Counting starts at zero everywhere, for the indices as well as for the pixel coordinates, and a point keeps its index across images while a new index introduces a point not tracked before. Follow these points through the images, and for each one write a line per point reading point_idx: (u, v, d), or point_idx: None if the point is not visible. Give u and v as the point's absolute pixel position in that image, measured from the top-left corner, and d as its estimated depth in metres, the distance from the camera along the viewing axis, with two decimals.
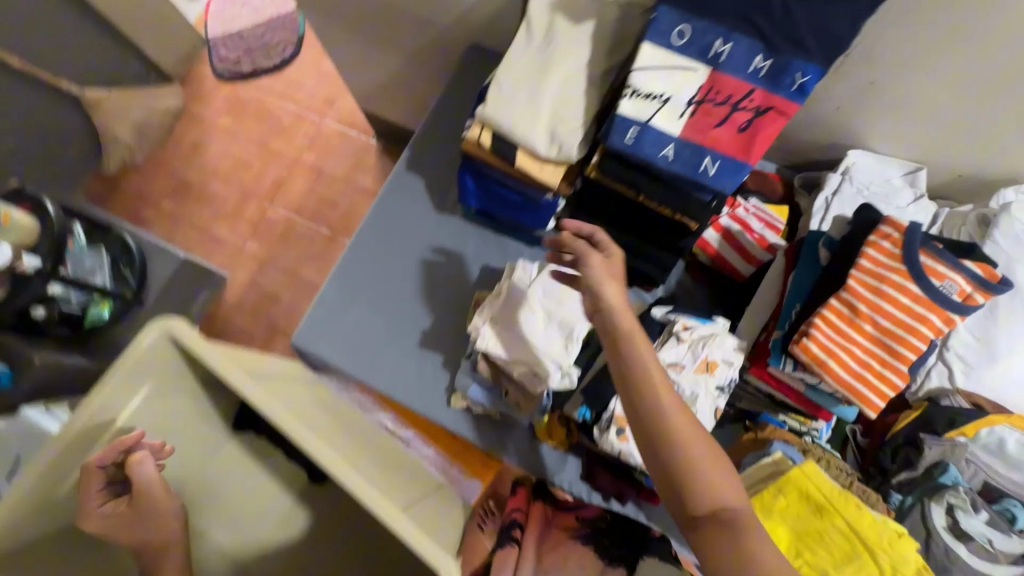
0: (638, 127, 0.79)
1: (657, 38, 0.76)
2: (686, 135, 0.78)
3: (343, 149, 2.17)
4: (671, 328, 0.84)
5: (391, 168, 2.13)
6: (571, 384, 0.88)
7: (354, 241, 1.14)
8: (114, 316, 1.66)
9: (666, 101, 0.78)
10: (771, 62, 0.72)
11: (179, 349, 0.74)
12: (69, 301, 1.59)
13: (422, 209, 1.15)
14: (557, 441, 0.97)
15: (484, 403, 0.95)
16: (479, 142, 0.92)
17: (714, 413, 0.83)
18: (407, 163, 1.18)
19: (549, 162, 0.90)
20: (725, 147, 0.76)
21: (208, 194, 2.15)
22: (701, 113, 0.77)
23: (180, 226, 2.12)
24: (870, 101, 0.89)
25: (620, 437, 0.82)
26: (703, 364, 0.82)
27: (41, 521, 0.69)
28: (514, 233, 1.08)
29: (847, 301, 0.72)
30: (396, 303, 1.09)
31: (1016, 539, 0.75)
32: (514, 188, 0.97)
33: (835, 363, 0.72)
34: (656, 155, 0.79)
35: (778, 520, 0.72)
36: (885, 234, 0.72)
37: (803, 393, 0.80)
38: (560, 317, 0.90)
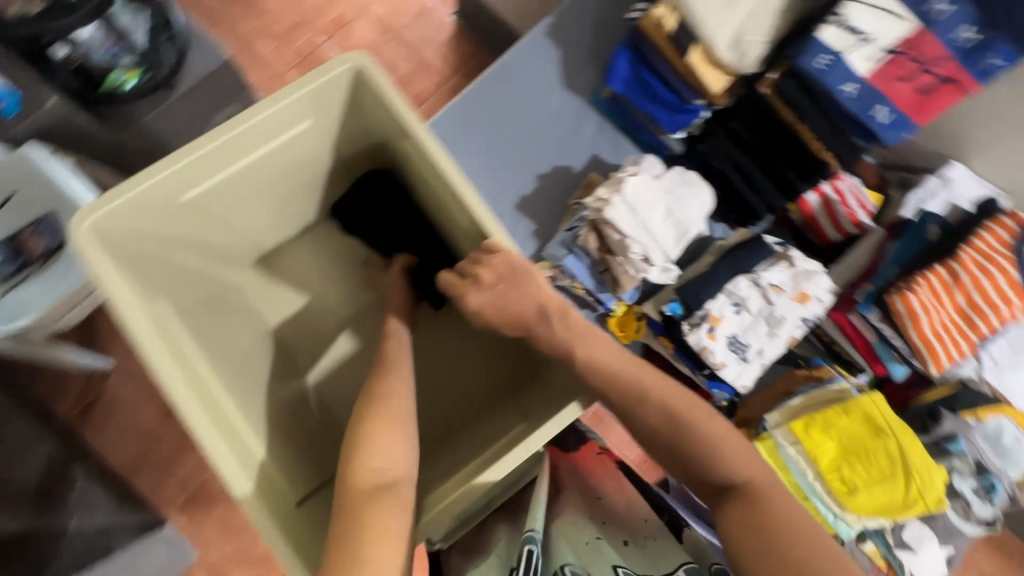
0: (831, 56, 0.82)
1: None
2: (870, 80, 0.82)
3: (417, 13, 2.03)
4: (783, 254, 0.90)
5: (460, 51, 2.02)
6: (669, 280, 0.92)
7: (475, 86, 1.09)
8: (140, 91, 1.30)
9: (867, 41, 0.81)
10: (979, 36, 0.77)
11: (354, 94, 0.70)
12: (94, 55, 1.26)
13: (550, 79, 1.11)
14: (624, 333, 1.00)
15: (575, 275, 0.97)
16: (661, 24, 0.92)
17: (790, 341, 0.90)
18: (548, 29, 1.12)
19: (720, 66, 0.91)
20: (901, 103, 0.83)
21: (258, 5, 1.96)
22: (892, 64, 0.82)
23: (218, 27, 1.92)
24: (1002, 119, 0.98)
25: (708, 333, 0.88)
26: (799, 294, 0.88)
27: (150, 217, 0.66)
28: (635, 133, 1.09)
29: (953, 270, 0.81)
30: (503, 160, 1.07)
31: (990, 506, 0.90)
32: (670, 84, 0.98)
33: (925, 320, 0.81)
34: (838, 88, 0.83)
35: (833, 434, 0.82)
36: (1002, 224, 0.83)
37: (871, 343, 0.90)
38: (679, 216, 0.93)
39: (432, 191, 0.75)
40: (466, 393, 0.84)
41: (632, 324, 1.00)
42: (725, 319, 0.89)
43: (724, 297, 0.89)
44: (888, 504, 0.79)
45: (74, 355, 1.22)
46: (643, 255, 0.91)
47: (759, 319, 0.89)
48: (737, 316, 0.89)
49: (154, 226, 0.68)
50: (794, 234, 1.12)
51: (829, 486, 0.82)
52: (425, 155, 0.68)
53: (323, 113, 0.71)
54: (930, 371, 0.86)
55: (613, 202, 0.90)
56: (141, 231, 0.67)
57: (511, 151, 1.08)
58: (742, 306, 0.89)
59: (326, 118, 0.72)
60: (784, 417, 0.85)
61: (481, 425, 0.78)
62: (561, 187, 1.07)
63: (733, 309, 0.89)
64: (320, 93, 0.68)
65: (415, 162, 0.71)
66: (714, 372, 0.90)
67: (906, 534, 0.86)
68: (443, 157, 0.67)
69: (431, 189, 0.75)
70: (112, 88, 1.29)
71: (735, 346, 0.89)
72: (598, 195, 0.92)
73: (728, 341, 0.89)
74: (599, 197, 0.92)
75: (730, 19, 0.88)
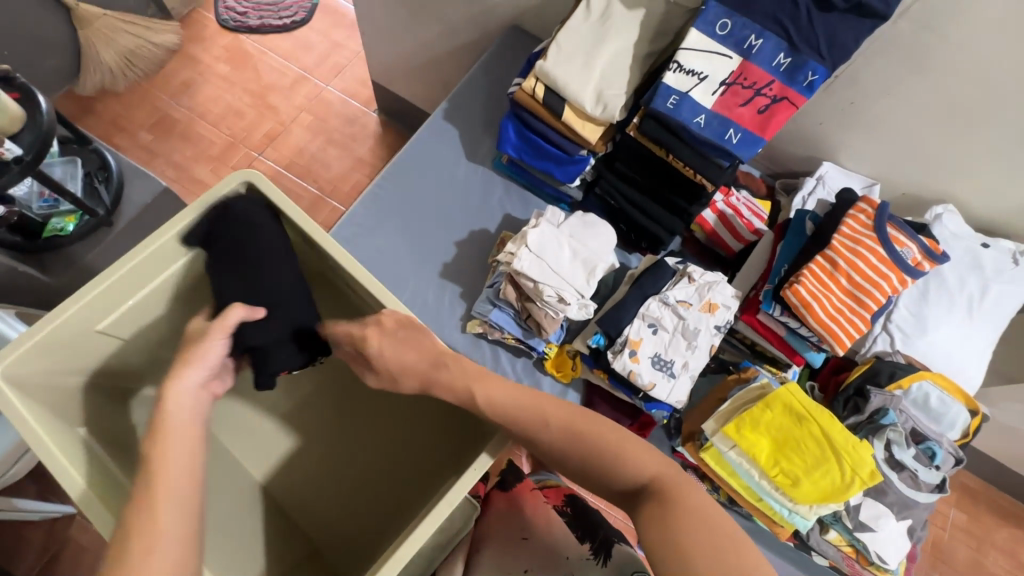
0: (677, 96, 0.94)
1: (704, 26, 0.93)
2: (716, 109, 0.94)
3: (344, 115, 2.20)
4: (683, 271, 0.98)
5: (390, 141, 2.18)
6: (587, 315, 0.98)
7: (385, 174, 1.19)
8: (79, 233, 1.45)
9: (703, 79, 0.94)
10: (791, 60, 0.90)
11: None
12: (31, 208, 1.41)
13: (454, 155, 1.22)
14: (562, 373, 1.04)
15: (503, 327, 1.02)
16: (533, 92, 1.04)
17: (710, 349, 0.95)
18: (444, 114, 1.25)
19: (591, 120, 1.03)
20: (746, 124, 0.94)
21: (193, 135, 2.10)
22: (730, 93, 0.94)
23: (157, 160, 2.04)
24: (848, 120, 1.11)
25: (632, 357, 0.93)
26: (706, 304, 0.95)
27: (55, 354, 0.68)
28: (539, 188, 1.19)
29: (830, 257, 0.89)
30: (421, 236, 1.15)
31: (934, 471, 0.93)
32: (554, 141, 1.08)
33: (817, 307, 0.88)
34: (690, 120, 0.94)
35: (764, 430, 0.85)
36: (862, 209, 0.91)
37: (784, 337, 0.96)
38: (585, 254, 1.01)
39: (337, 277, 0.80)
40: (402, 461, 0.85)
41: (567, 362, 1.04)
42: (644, 340, 0.94)
43: (639, 321, 0.95)
44: (831, 489, 0.82)
45: (28, 506, 1.19)
46: (558, 296, 0.97)
47: (677, 335, 0.95)
48: (655, 335, 0.95)
49: (69, 363, 0.71)
50: (704, 251, 1.21)
51: (775, 482, 0.85)
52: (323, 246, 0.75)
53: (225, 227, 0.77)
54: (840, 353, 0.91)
55: (519, 254, 0.98)
56: (53, 370, 0.69)
57: (428, 224, 1.16)
58: (658, 326, 0.95)
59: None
60: (718, 423, 0.89)
61: (421, 491, 0.79)
62: (481, 248, 1.15)
63: (650, 330, 0.95)
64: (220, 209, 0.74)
65: (317, 254, 0.78)
66: (647, 393, 0.94)
67: (862, 514, 0.87)
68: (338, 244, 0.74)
69: (335, 277, 0.80)
70: (52, 234, 1.43)
71: (660, 365, 0.94)
72: (506, 252, 0.99)
73: (653, 361, 0.94)
74: (507, 253, 0.99)
75: (590, 80, 1.01)
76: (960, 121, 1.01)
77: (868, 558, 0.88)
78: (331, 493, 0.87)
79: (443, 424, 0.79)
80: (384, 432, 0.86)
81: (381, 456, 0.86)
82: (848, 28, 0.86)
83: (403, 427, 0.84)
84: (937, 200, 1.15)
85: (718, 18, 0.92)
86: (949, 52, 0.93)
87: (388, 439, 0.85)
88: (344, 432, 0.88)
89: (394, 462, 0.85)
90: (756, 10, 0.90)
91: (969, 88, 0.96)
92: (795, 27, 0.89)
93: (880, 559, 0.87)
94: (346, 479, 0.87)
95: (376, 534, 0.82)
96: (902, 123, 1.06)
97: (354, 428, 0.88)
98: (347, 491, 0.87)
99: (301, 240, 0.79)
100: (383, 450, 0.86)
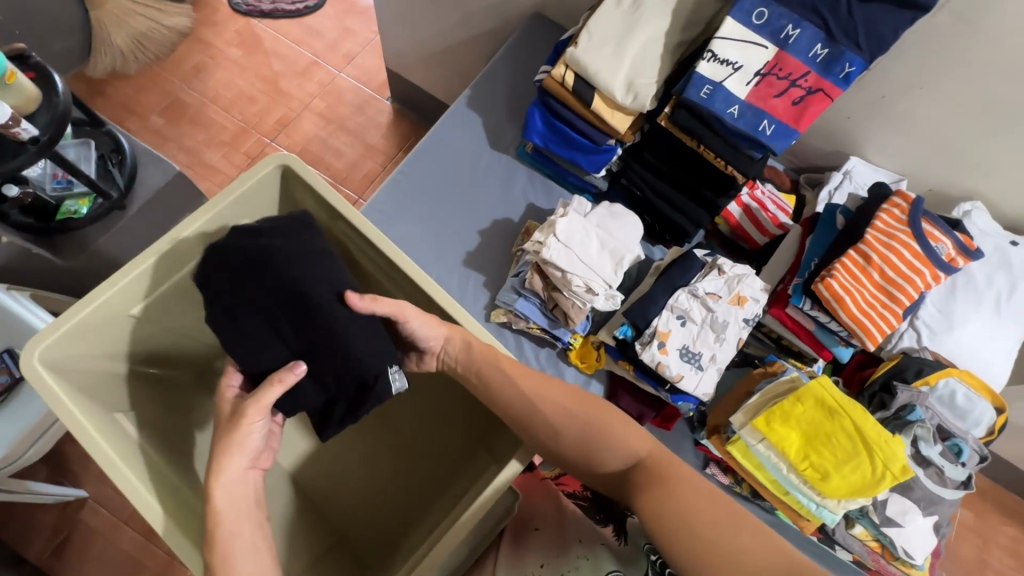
0: (711, 86, 0.93)
1: (739, 15, 0.91)
2: (750, 100, 0.93)
3: (357, 103, 2.18)
4: (713, 264, 0.97)
5: (402, 130, 2.16)
6: (614, 306, 0.98)
7: (409, 160, 1.18)
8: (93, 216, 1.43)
9: (738, 69, 0.93)
10: (828, 51, 0.89)
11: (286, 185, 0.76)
12: (44, 189, 1.39)
13: (477, 143, 1.21)
14: (587, 364, 1.03)
15: (529, 317, 1.02)
16: (563, 80, 1.03)
17: (738, 343, 0.95)
18: (468, 101, 1.24)
19: (621, 109, 1.02)
20: (781, 115, 0.93)
21: (204, 119, 2.08)
22: (764, 84, 0.93)
23: (167, 144, 2.02)
24: (877, 114, 1.10)
25: (660, 349, 0.92)
26: (736, 297, 0.94)
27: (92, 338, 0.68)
28: (564, 178, 1.18)
29: (863, 252, 0.88)
30: (445, 224, 1.14)
31: (961, 467, 0.93)
32: (582, 130, 1.07)
33: (849, 301, 0.87)
34: (724, 111, 0.93)
35: (794, 424, 0.85)
36: (896, 203, 0.90)
37: (812, 331, 0.95)
38: (613, 245, 1.00)
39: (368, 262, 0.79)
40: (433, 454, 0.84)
41: (592, 353, 1.03)
42: (673, 332, 0.94)
43: (668, 312, 0.95)
44: (860, 484, 0.81)
45: (41, 489, 1.18)
46: (586, 286, 0.96)
47: (705, 327, 0.94)
48: (684, 327, 0.94)
49: (106, 348, 0.70)
50: (728, 244, 1.20)
51: (803, 476, 0.85)
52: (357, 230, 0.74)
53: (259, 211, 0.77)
54: (871, 348, 0.91)
55: (547, 243, 0.97)
56: (89, 355, 0.69)
57: (451, 212, 1.15)
58: (687, 318, 0.95)
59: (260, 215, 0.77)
60: (747, 416, 0.88)
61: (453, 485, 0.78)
62: (504, 237, 1.14)
63: (678, 322, 0.94)
64: (254, 191, 0.74)
65: (349, 238, 0.77)
66: (675, 385, 0.93)
67: (890, 509, 0.87)
68: (370, 227, 0.72)
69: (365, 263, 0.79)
70: (66, 217, 1.40)
71: (688, 357, 0.93)
72: (534, 241, 0.98)
73: (681, 353, 0.93)
74: (535, 242, 0.98)
75: (621, 68, 0.99)
76: (992, 118, 1.00)
77: (894, 553, 0.88)
78: (362, 484, 0.86)
79: (483, 419, 0.79)
80: (419, 426, 0.86)
81: (415, 448, 0.85)
82: (888, 20, 0.85)
83: (439, 423, 0.84)
84: (963, 197, 1.14)
85: (755, 7, 0.91)
86: (987, 46, 0.91)
87: (423, 433, 0.85)
88: (379, 426, 0.87)
89: (429, 456, 0.85)
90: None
91: (1004, 84, 0.95)
92: (833, 18, 0.88)
93: (906, 553, 0.87)
94: (377, 471, 0.86)
95: (406, 526, 0.81)
96: (933, 119, 1.05)
97: (388, 422, 0.87)
98: (378, 482, 0.86)
99: (333, 224, 0.77)
100: (418, 443, 0.85)
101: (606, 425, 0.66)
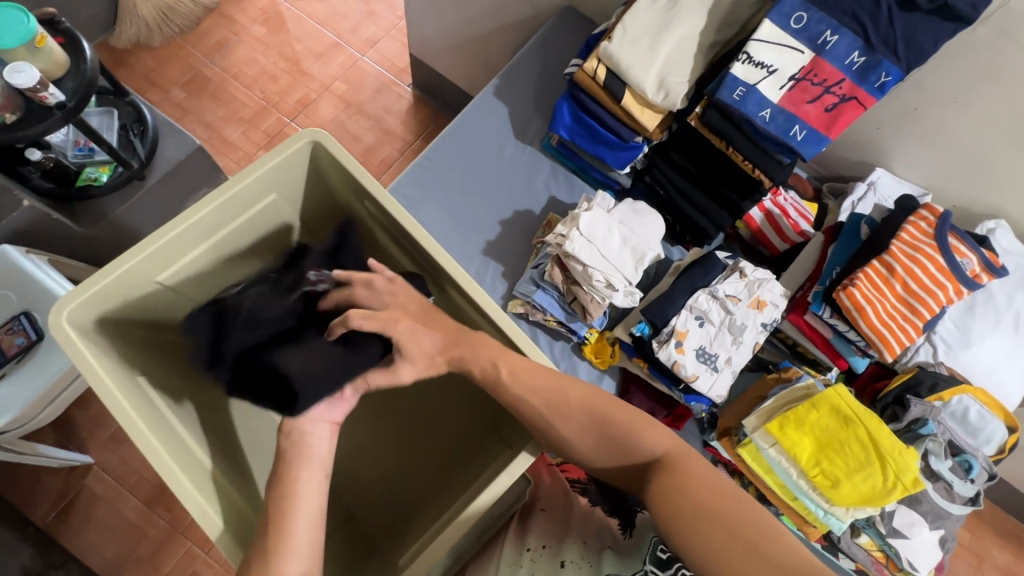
0: (744, 88, 0.93)
1: (778, 18, 0.90)
2: (782, 104, 0.93)
3: (378, 88, 2.17)
4: (734, 267, 0.97)
5: (422, 118, 2.15)
6: (632, 303, 0.98)
7: (434, 146, 1.18)
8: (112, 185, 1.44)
9: (773, 72, 0.92)
10: (865, 59, 0.88)
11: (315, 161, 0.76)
12: (66, 155, 1.39)
13: (503, 133, 1.21)
14: (601, 359, 1.04)
15: (546, 309, 1.02)
16: (594, 74, 1.02)
17: (755, 346, 0.95)
18: (495, 91, 1.23)
19: (651, 106, 1.02)
20: (812, 121, 0.92)
21: (225, 95, 2.08)
22: (798, 89, 0.92)
23: (187, 117, 2.03)
24: (907, 127, 1.09)
25: (677, 348, 0.93)
26: (755, 301, 0.94)
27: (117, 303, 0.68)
28: (587, 173, 1.18)
29: (887, 263, 0.88)
30: (467, 212, 1.14)
31: (969, 484, 0.93)
32: (609, 125, 1.07)
33: (870, 311, 0.87)
34: (756, 114, 0.93)
35: (807, 430, 0.85)
36: (923, 216, 0.90)
37: (829, 339, 0.95)
38: (634, 242, 1.00)
39: (393, 243, 0.79)
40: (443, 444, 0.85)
41: (607, 348, 1.03)
42: (690, 332, 0.94)
43: (686, 312, 0.95)
44: (870, 493, 0.82)
45: (50, 451, 1.20)
46: (606, 282, 0.96)
47: (723, 329, 0.94)
48: (702, 328, 0.94)
49: (128, 313, 0.70)
50: (748, 248, 1.20)
51: (813, 482, 0.85)
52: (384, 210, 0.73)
53: (288, 186, 0.77)
54: (888, 360, 0.91)
55: (570, 236, 0.97)
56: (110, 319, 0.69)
57: (472, 201, 1.15)
58: (705, 319, 0.95)
59: (289, 189, 0.77)
60: (760, 420, 0.89)
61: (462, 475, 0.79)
62: (525, 229, 1.14)
63: (696, 322, 0.94)
64: (284, 165, 0.73)
65: (374, 217, 0.76)
66: (689, 385, 0.93)
67: (897, 521, 0.88)
68: (397, 207, 0.72)
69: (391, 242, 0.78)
70: (86, 184, 1.41)
71: (704, 358, 0.94)
72: (556, 234, 0.99)
73: (697, 354, 0.93)
74: (557, 235, 0.99)
75: (654, 66, 0.99)
76: None
77: (898, 564, 0.89)
78: (375, 466, 0.86)
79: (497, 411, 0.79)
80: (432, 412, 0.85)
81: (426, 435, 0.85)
82: (927, 31, 0.84)
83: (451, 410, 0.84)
84: (986, 215, 1.13)
85: (794, 10, 0.90)
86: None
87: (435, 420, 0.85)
88: (389, 411, 0.87)
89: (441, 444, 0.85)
90: (835, 4, 0.88)
91: None
92: (871, 28, 0.87)
93: (910, 565, 0.87)
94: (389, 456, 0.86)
95: (417, 510, 0.82)
96: (964, 135, 1.04)
97: (401, 408, 0.87)
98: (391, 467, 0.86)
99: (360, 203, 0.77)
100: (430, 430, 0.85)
101: (619, 418, 0.65)
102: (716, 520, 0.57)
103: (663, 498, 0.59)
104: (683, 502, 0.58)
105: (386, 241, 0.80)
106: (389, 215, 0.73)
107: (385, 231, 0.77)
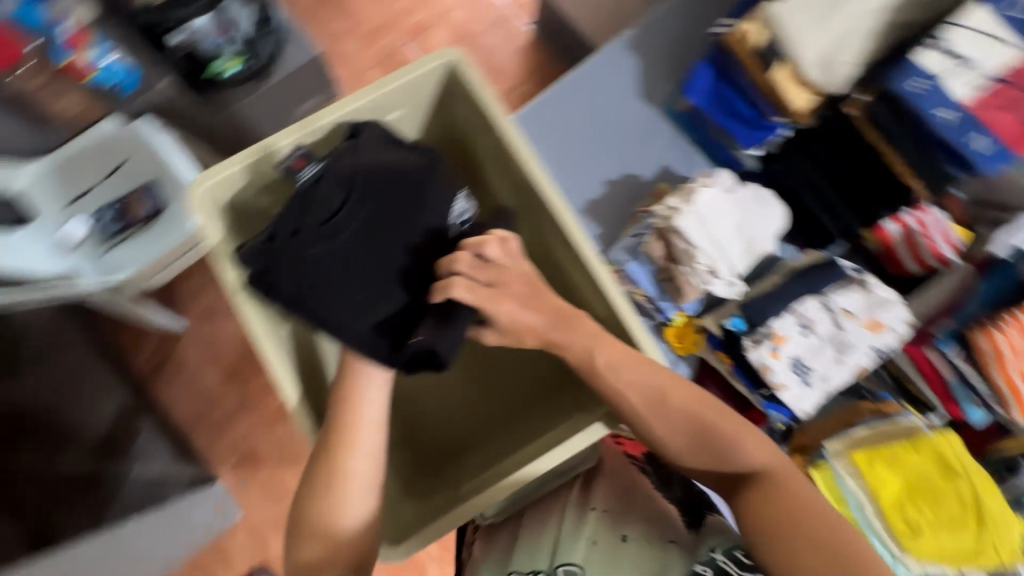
0: (928, 81, 0.80)
1: (993, 6, 0.78)
2: (971, 106, 0.79)
3: (497, 23, 2.10)
4: (858, 279, 0.87)
5: (534, 62, 2.07)
6: (735, 295, 0.91)
7: (554, 91, 1.13)
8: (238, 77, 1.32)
9: (969, 66, 0.78)
10: None
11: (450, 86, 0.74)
12: None
13: (628, 89, 1.13)
14: (682, 346, 0.99)
15: (637, 282, 0.98)
16: (749, 39, 0.92)
17: (858, 369, 0.87)
18: (630, 41, 1.15)
19: (806, 86, 0.91)
20: (1003, 131, 0.78)
21: (349, 7, 2.09)
22: (997, 91, 0.78)
23: (311, 24, 2.06)
24: None
25: (771, 352, 0.87)
26: (872, 322, 0.85)
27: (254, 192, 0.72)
28: (709, 147, 1.09)
29: None
30: (574, 167, 1.09)
31: None
32: (750, 99, 0.97)
33: (1011, 361, 0.78)
34: (933, 113, 0.80)
35: (899, 468, 0.79)
36: None
37: (948, 382, 0.86)
38: (749, 231, 0.93)
39: (507, 182, 0.76)
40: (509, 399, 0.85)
41: (691, 335, 0.98)
42: (790, 339, 0.87)
43: (791, 317, 0.87)
44: (954, 552, 0.74)
45: (152, 314, 1.32)
46: (710, 267, 0.90)
47: (827, 344, 0.87)
48: (804, 338, 0.87)
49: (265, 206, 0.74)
50: (868, 261, 1.05)
51: (890, 526, 0.79)
52: (507, 146, 0.71)
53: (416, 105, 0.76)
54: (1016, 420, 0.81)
55: (682, 212, 0.91)
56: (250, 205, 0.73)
57: (580, 155, 1.10)
58: (810, 328, 0.87)
59: (416, 107, 0.76)
60: (845, 446, 0.82)
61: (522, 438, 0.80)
62: (630, 194, 1.09)
63: (799, 330, 0.87)
64: (419, 84, 0.73)
65: (493, 151, 0.74)
66: (776, 393, 0.88)
67: None
68: (523, 147, 0.69)
69: (505, 182, 0.76)
70: (213, 74, 1.30)
71: (798, 369, 0.87)
72: (667, 205, 0.93)
73: (792, 363, 0.87)
74: (668, 206, 0.92)
75: (823, 38, 0.87)
76: None
77: None
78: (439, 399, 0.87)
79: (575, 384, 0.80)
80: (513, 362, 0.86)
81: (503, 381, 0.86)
82: None
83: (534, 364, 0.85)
84: None
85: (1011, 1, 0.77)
86: None
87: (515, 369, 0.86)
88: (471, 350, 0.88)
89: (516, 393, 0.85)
90: None
91: None
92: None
93: None
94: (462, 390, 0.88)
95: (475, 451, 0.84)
96: None
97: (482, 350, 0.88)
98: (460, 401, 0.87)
99: (482, 135, 0.75)
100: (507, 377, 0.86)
101: (710, 418, 0.60)
102: (817, 544, 0.53)
103: (755, 515, 0.56)
104: (779, 517, 0.55)
105: (498, 180, 0.78)
106: (512, 152, 0.71)
107: (501, 169, 0.75)
